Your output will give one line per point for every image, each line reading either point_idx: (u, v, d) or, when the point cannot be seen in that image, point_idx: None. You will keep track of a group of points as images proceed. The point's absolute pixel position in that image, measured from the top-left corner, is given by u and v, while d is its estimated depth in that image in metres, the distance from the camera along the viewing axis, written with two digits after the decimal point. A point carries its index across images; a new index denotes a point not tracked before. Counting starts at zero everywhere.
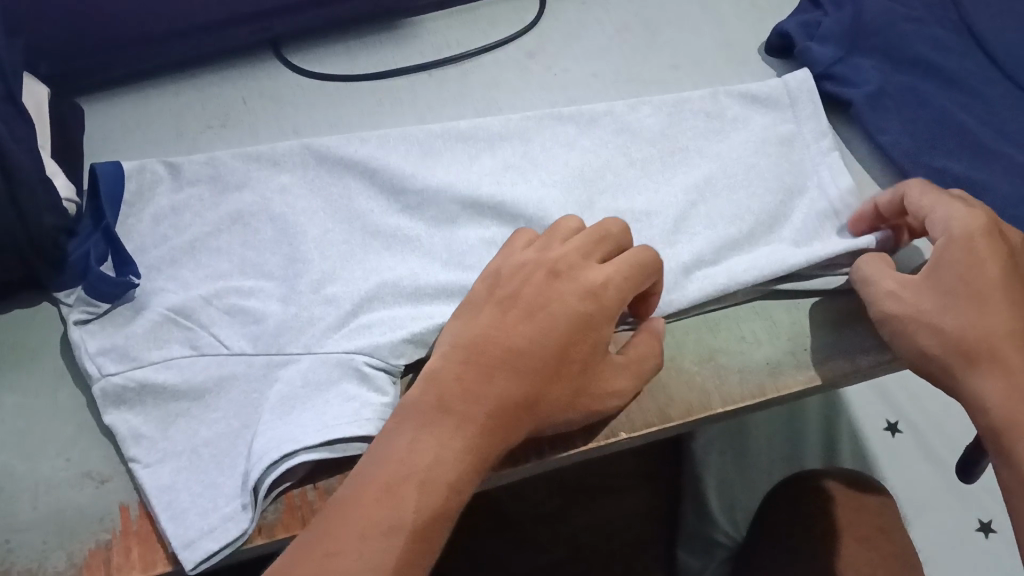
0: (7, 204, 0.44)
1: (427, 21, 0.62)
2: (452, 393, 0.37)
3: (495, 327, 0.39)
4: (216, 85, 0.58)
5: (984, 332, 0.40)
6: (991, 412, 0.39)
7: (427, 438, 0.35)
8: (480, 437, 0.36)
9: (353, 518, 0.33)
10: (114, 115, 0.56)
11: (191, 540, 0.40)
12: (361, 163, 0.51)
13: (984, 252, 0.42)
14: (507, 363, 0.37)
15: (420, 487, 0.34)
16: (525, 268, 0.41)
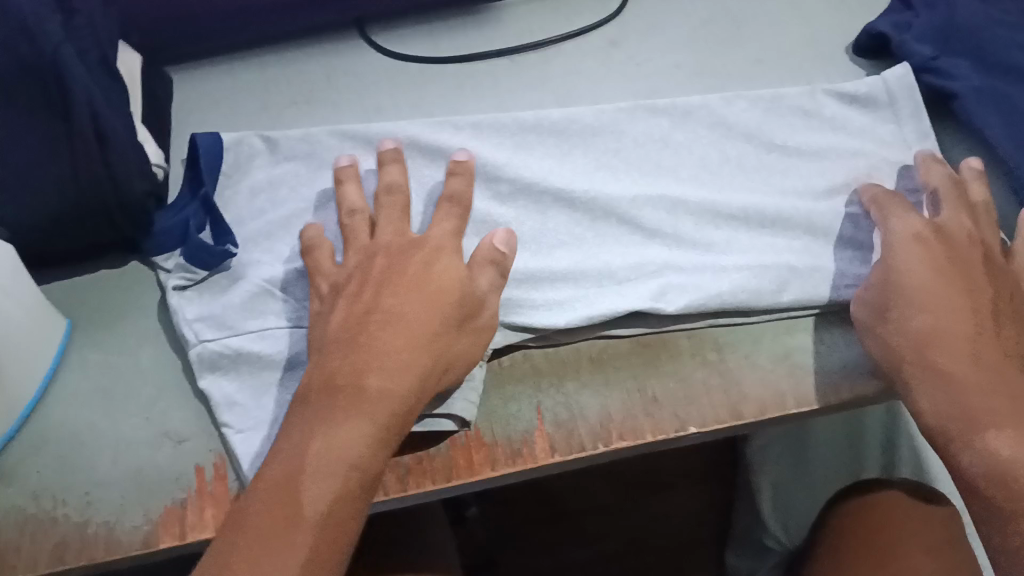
0: (101, 167, 0.46)
1: (511, 6, 0.62)
2: (346, 387, 0.40)
3: (362, 321, 0.43)
4: (301, 61, 0.59)
5: (942, 346, 0.43)
6: (997, 453, 0.41)
7: (339, 424, 0.39)
8: (380, 422, 0.40)
9: (257, 512, 0.37)
10: (201, 87, 0.58)
11: None
12: (456, 149, 0.53)
13: (929, 253, 0.46)
14: (367, 355, 0.41)
15: (325, 473, 0.38)
16: (363, 261, 0.46)
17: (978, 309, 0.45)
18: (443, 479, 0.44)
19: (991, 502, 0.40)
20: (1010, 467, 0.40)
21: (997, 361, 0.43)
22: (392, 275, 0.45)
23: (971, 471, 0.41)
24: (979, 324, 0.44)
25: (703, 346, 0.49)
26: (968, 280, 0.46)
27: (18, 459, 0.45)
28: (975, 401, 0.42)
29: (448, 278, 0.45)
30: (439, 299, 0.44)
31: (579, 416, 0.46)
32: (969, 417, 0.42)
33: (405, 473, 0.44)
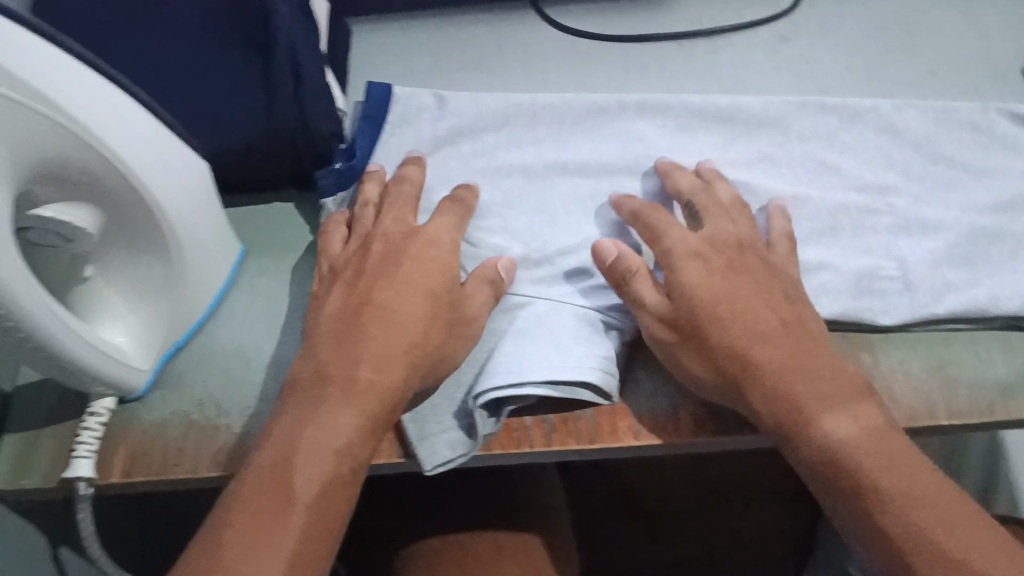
0: (293, 103, 0.49)
1: None
2: (338, 377, 0.42)
3: (355, 306, 0.45)
4: (474, 25, 0.60)
5: (724, 336, 0.44)
6: (837, 443, 0.40)
7: (328, 417, 0.41)
8: (364, 413, 0.41)
9: (250, 496, 0.38)
10: (375, 40, 0.59)
11: (428, 442, 0.46)
12: (618, 131, 0.54)
13: (709, 269, 0.46)
14: (365, 331, 0.44)
15: (314, 463, 0.39)
16: (360, 249, 0.48)
17: (776, 311, 0.45)
18: (587, 441, 0.46)
19: (848, 485, 0.39)
20: (850, 449, 0.40)
21: (816, 357, 0.43)
22: (385, 265, 0.47)
23: (811, 460, 0.41)
24: (785, 326, 0.44)
25: (857, 348, 0.50)
26: (760, 289, 0.46)
27: (186, 371, 0.49)
28: (801, 397, 0.42)
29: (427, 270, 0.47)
30: (425, 300, 0.45)
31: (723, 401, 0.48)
32: (798, 409, 0.41)
33: (550, 430, 0.47)
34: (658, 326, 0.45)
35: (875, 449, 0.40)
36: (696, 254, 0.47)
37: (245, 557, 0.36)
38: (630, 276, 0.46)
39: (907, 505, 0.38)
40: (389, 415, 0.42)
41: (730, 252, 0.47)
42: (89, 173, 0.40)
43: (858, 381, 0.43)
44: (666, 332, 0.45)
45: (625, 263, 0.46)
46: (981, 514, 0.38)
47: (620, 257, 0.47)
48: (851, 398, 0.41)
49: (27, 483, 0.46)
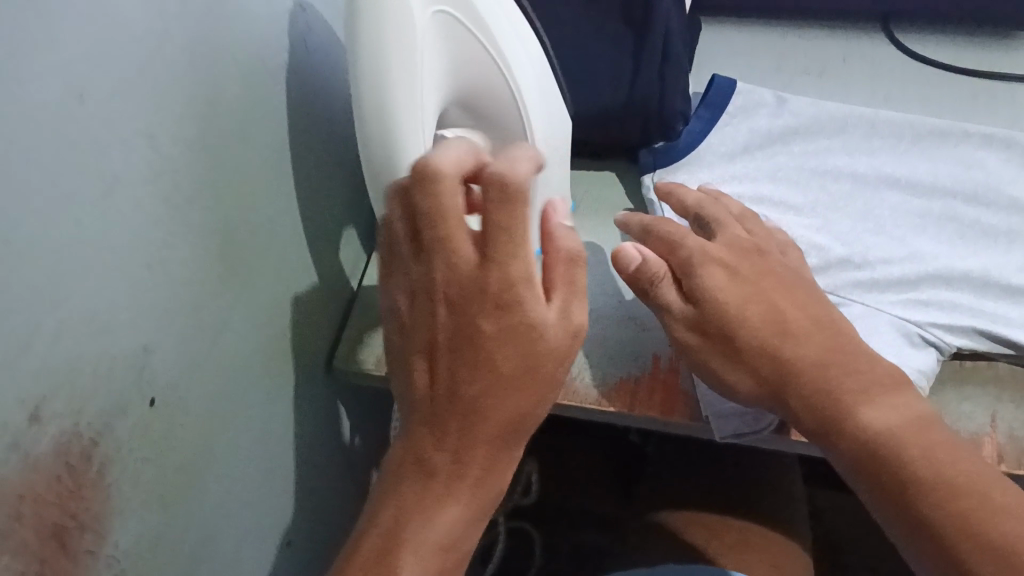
0: (656, 78, 0.53)
1: None
2: (457, 421, 0.36)
3: (438, 380, 0.36)
4: (822, 39, 0.62)
5: (757, 338, 0.42)
6: (868, 431, 0.38)
7: (441, 496, 0.36)
8: (486, 483, 0.37)
9: (360, 574, 0.34)
10: (723, 38, 0.63)
11: (724, 414, 0.47)
12: (961, 156, 0.54)
13: (732, 275, 0.44)
14: (455, 411, 0.36)
15: (438, 526, 0.36)
16: (417, 300, 0.37)
17: (804, 310, 0.43)
18: None
19: (882, 489, 0.37)
20: (882, 441, 0.38)
21: (850, 356, 0.41)
22: (467, 347, 0.35)
23: (846, 456, 0.39)
24: (819, 323, 0.43)
25: None
26: (787, 291, 0.45)
27: None
28: (833, 391, 0.40)
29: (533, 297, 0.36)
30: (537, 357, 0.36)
31: None
32: (836, 405, 0.40)
33: None
34: (686, 330, 0.44)
35: (910, 433, 0.38)
36: (721, 261, 0.45)
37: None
38: (658, 281, 0.45)
39: (965, 499, 0.35)
40: (494, 496, 0.38)
41: (750, 256, 0.46)
42: (488, 101, 0.45)
43: (891, 369, 0.41)
44: (691, 335, 0.44)
45: (652, 266, 0.46)
46: (1008, 483, 0.36)
47: (644, 264, 0.46)
48: (884, 387, 0.40)
49: (362, 365, 0.53)
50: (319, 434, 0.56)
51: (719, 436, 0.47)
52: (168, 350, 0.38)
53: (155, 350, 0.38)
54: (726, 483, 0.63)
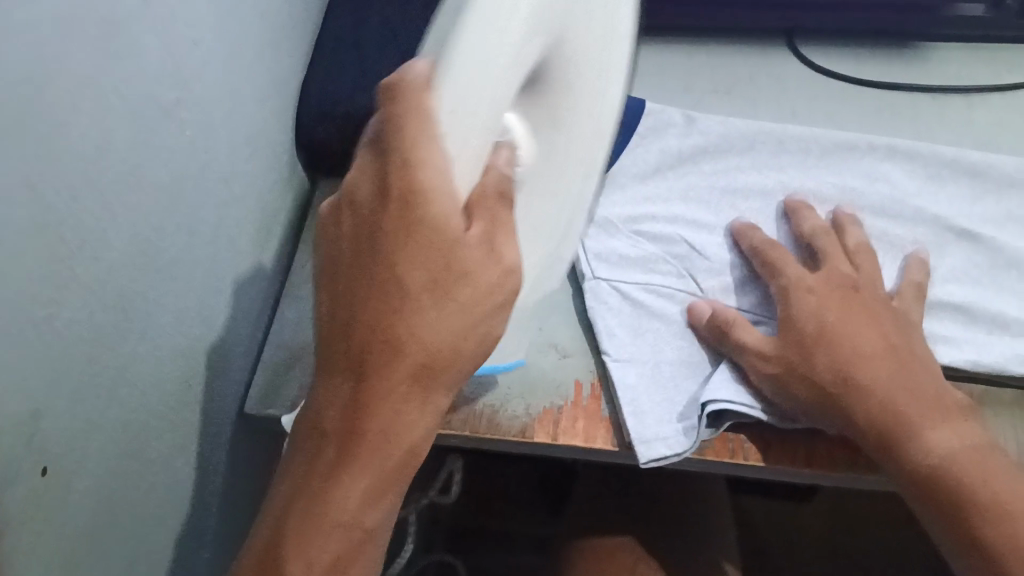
0: None
1: (941, 49, 0.63)
2: (353, 403, 0.36)
3: (342, 358, 0.36)
4: (729, 54, 0.62)
5: (834, 358, 0.45)
6: (936, 459, 0.43)
7: (350, 463, 0.36)
8: (388, 447, 0.36)
9: (294, 524, 0.38)
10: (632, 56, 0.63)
11: (647, 440, 0.46)
12: (868, 169, 0.55)
13: (825, 301, 0.47)
14: (360, 411, 0.36)
15: (348, 495, 0.37)
16: (343, 228, 0.36)
17: (883, 336, 0.46)
18: (799, 462, 0.47)
19: (940, 503, 0.43)
20: (947, 464, 0.43)
21: (914, 379, 0.45)
22: (374, 316, 0.35)
23: (900, 475, 0.43)
24: (890, 350, 0.45)
25: None
26: (869, 318, 0.47)
27: None
28: (897, 411, 0.43)
29: (443, 220, 0.34)
30: (446, 316, 0.35)
31: None
32: (901, 422, 0.43)
33: (765, 445, 0.47)
34: (760, 361, 0.46)
35: (962, 464, 0.43)
36: (811, 289, 0.48)
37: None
38: (730, 323, 0.48)
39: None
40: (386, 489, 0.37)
41: (844, 289, 0.48)
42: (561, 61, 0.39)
43: (957, 400, 0.45)
44: (771, 366, 0.46)
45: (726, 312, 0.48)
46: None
47: (716, 312, 0.49)
48: (948, 415, 0.44)
49: (274, 410, 0.51)
50: (236, 482, 0.54)
51: (641, 461, 0.46)
52: (59, 414, 0.36)
53: (45, 414, 0.35)
54: (631, 507, 0.63)
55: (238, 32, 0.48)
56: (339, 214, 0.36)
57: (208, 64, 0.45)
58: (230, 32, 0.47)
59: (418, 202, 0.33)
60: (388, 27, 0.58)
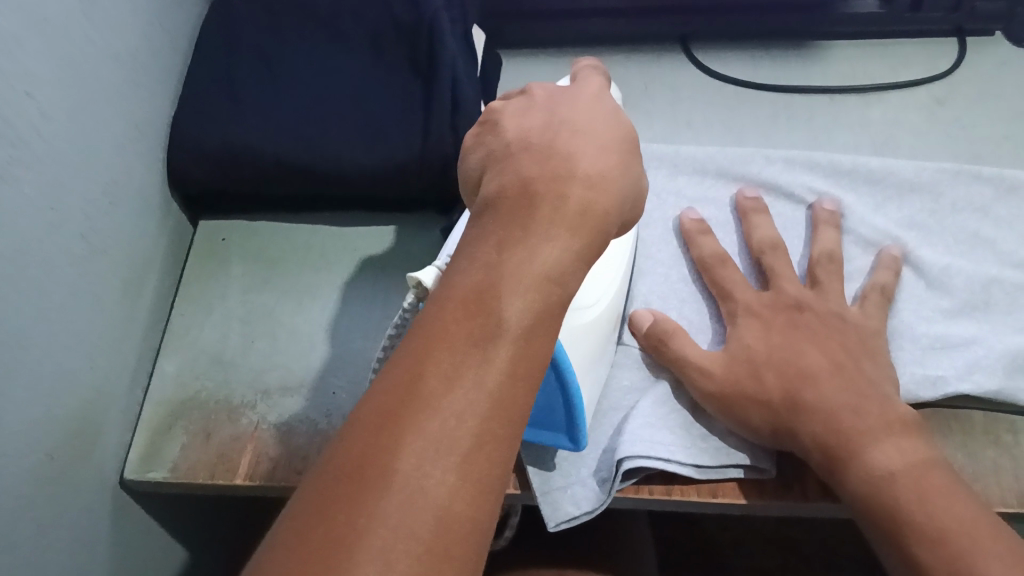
0: (449, 129, 0.51)
1: (837, 47, 0.62)
2: (544, 194, 0.32)
3: (521, 200, 0.32)
4: (623, 67, 0.62)
5: (780, 380, 0.43)
6: (880, 473, 0.39)
7: (525, 282, 0.30)
8: (559, 279, 0.31)
9: (436, 341, 0.28)
10: (527, 73, 0.61)
11: (556, 501, 0.46)
12: (767, 184, 0.54)
13: (764, 326, 0.46)
14: (556, 252, 0.31)
15: (517, 313, 0.29)
16: (513, 136, 0.35)
17: (829, 354, 0.44)
18: (709, 494, 0.45)
19: (879, 527, 0.39)
20: (884, 484, 0.39)
21: (863, 397, 0.42)
22: (556, 162, 0.33)
23: (853, 494, 0.40)
24: (838, 368, 0.43)
25: (996, 424, 0.46)
26: (817, 340, 0.45)
27: (320, 375, 0.50)
28: (843, 426, 0.41)
29: (607, 123, 0.36)
30: (611, 151, 0.35)
31: None
32: (845, 438, 0.40)
33: (674, 479, 0.46)
34: (704, 382, 0.45)
35: (913, 477, 0.38)
36: (755, 314, 0.47)
37: (422, 458, 0.25)
38: (669, 334, 0.47)
39: (958, 543, 0.36)
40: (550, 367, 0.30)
41: (787, 309, 0.46)
42: None
43: (905, 416, 0.41)
44: (713, 386, 0.44)
45: (663, 323, 0.48)
46: (1003, 530, 0.37)
47: (654, 323, 0.48)
48: (898, 432, 0.40)
49: (154, 474, 0.48)
50: (129, 546, 0.51)
51: (548, 526, 0.45)
52: None
53: None
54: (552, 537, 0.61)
55: (85, 73, 0.45)
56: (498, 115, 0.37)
57: (51, 116, 0.42)
58: (77, 69, 0.44)
59: (584, 90, 0.38)
60: (262, 55, 0.55)
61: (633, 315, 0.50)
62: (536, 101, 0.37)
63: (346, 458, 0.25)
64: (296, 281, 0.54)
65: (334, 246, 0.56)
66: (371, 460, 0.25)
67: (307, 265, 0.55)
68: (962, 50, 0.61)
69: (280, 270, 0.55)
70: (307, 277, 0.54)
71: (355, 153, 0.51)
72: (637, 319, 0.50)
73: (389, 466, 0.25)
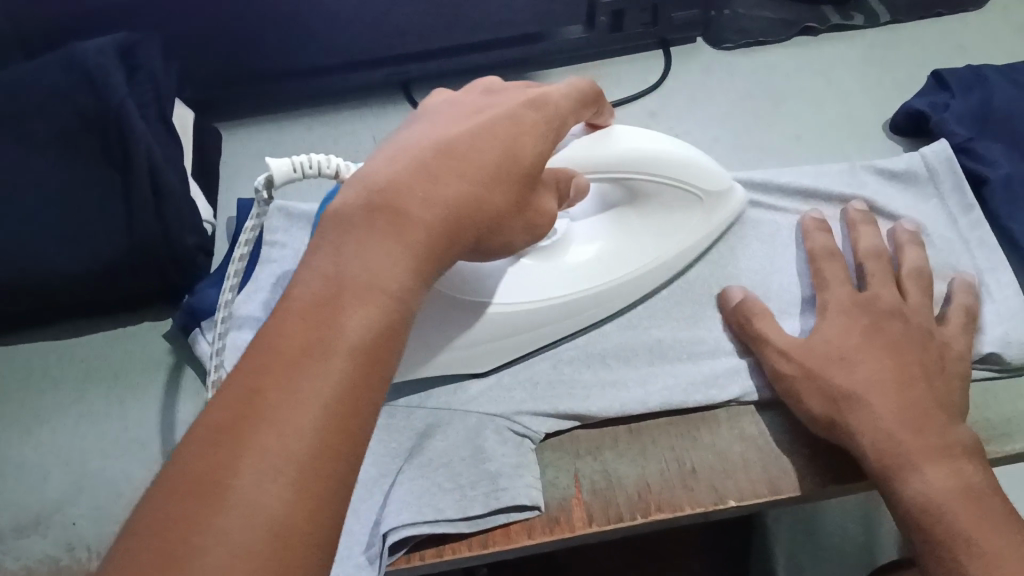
0: (156, 223, 0.48)
1: (552, 74, 0.64)
2: (390, 200, 0.32)
3: (369, 206, 0.32)
4: (351, 123, 0.61)
5: (847, 385, 0.43)
6: (929, 491, 0.40)
7: (361, 298, 0.29)
8: (393, 290, 0.30)
9: (267, 358, 0.27)
10: (247, 141, 0.60)
11: None
12: None
13: (851, 326, 0.46)
14: (397, 264, 0.31)
15: (354, 327, 0.29)
16: (395, 147, 0.35)
17: (908, 361, 0.44)
18: (479, 547, 0.44)
19: (926, 539, 0.39)
20: (940, 500, 0.39)
21: (927, 414, 0.42)
22: (422, 173, 0.33)
23: (901, 508, 0.40)
24: (906, 378, 0.43)
25: (740, 420, 0.49)
26: (894, 347, 0.45)
27: (57, 509, 0.46)
28: (899, 438, 0.41)
29: (500, 134, 0.36)
30: (478, 169, 0.34)
31: (617, 485, 0.46)
32: (904, 451, 0.41)
33: (447, 539, 0.45)
34: (784, 363, 0.46)
35: (966, 502, 0.39)
36: (845, 311, 0.47)
37: (257, 466, 0.25)
38: (755, 317, 0.49)
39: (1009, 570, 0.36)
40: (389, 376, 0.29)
41: (889, 316, 0.46)
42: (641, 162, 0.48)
43: (964, 439, 0.42)
44: (791, 367, 0.46)
45: (753, 303, 0.50)
46: None
47: (746, 300, 0.50)
48: (958, 454, 0.41)
49: None
50: None
51: None
52: None
53: None
54: None
55: None
56: (428, 119, 0.38)
57: None
58: None
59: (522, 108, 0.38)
60: None
61: (724, 290, 0.53)
62: (424, 117, 0.38)
63: (182, 478, 0.25)
64: (19, 411, 0.50)
65: (61, 361, 0.52)
66: (205, 478, 0.24)
67: (32, 387, 0.51)
68: (665, 62, 0.64)
69: (6, 399, 0.50)
70: (33, 401, 0.50)
71: (55, 257, 0.48)
72: (727, 296, 0.52)
73: (226, 482, 0.24)
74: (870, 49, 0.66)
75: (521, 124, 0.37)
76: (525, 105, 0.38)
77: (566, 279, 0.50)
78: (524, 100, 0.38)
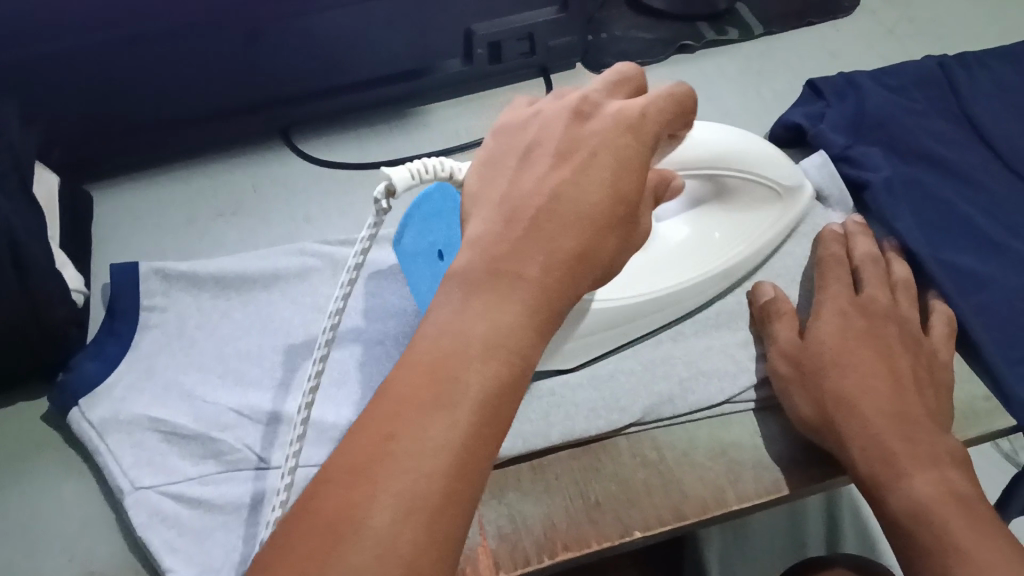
0: (20, 298, 0.46)
1: (436, 109, 0.64)
2: (509, 249, 0.30)
3: (492, 252, 0.31)
4: (229, 172, 0.60)
5: (842, 387, 0.43)
6: (917, 495, 0.39)
7: (487, 353, 0.28)
8: (515, 342, 0.28)
9: (394, 397, 0.26)
10: (120, 202, 0.58)
11: None
12: (390, 265, 0.55)
13: (846, 327, 0.47)
14: (516, 314, 0.29)
15: (480, 384, 0.27)
16: (520, 174, 0.33)
17: (905, 370, 0.44)
18: None
19: (911, 543, 0.38)
20: (926, 503, 0.39)
21: (922, 424, 0.42)
22: (542, 219, 0.31)
23: (890, 514, 0.40)
24: (898, 386, 0.43)
25: (641, 446, 0.49)
26: (884, 354, 0.45)
27: None
28: (888, 442, 0.41)
29: (612, 167, 0.33)
30: (591, 208, 0.32)
31: (523, 527, 0.45)
32: (893, 456, 0.41)
33: None
34: (781, 362, 0.47)
35: (954, 506, 0.39)
36: (844, 313, 0.48)
37: (386, 509, 0.24)
38: (779, 316, 0.50)
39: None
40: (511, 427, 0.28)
41: (887, 322, 0.47)
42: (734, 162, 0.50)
43: (953, 448, 0.42)
44: (788, 369, 0.47)
45: (779, 304, 0.51)
46: None
47: (773, 300, 0.51)
48: (946, 462, 0.41)
49: None
50: None
51: None
52: None
53: None
54: None
55: None
56: (550, 127, 0.35)
57: None
58: None
59: (637, 124, 0.34)
60: None
61: (756, 286, 0.53)
62: (531, 131, 0.35)
63: (314, 518, 0.24)
64: None
65: None
66: (335, 517, 0.24)
67: None
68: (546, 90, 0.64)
69: None
70: None
71: None
72: (759, 290, 0.53)
73: (357, 524, 0.24)
74: (747, 61, 0.67)
75: (629, 143, 0.34)
76: (625, 131, 0.34)
77: (671, 276, 0.52)
78: (627, 123, 0.34)
